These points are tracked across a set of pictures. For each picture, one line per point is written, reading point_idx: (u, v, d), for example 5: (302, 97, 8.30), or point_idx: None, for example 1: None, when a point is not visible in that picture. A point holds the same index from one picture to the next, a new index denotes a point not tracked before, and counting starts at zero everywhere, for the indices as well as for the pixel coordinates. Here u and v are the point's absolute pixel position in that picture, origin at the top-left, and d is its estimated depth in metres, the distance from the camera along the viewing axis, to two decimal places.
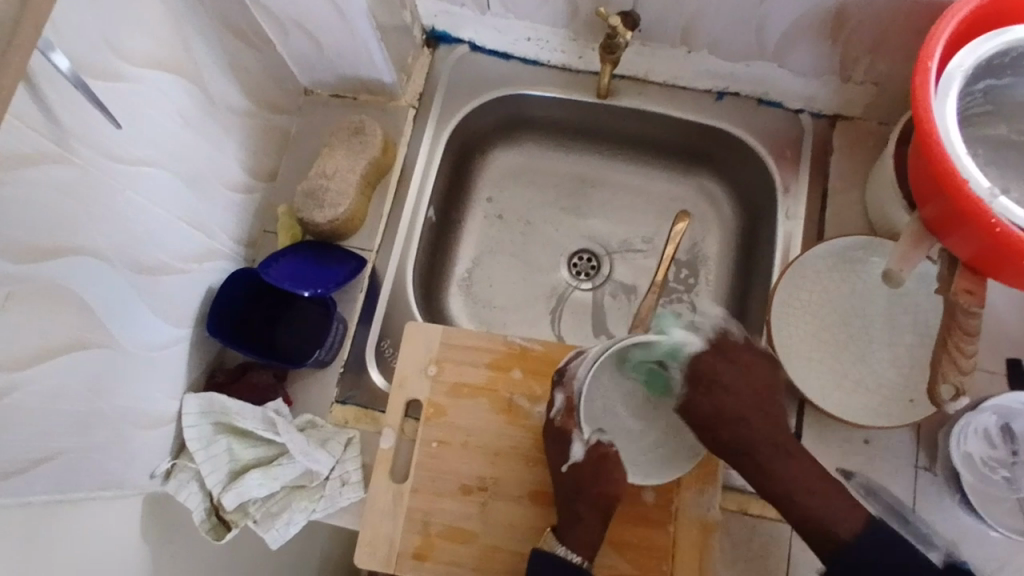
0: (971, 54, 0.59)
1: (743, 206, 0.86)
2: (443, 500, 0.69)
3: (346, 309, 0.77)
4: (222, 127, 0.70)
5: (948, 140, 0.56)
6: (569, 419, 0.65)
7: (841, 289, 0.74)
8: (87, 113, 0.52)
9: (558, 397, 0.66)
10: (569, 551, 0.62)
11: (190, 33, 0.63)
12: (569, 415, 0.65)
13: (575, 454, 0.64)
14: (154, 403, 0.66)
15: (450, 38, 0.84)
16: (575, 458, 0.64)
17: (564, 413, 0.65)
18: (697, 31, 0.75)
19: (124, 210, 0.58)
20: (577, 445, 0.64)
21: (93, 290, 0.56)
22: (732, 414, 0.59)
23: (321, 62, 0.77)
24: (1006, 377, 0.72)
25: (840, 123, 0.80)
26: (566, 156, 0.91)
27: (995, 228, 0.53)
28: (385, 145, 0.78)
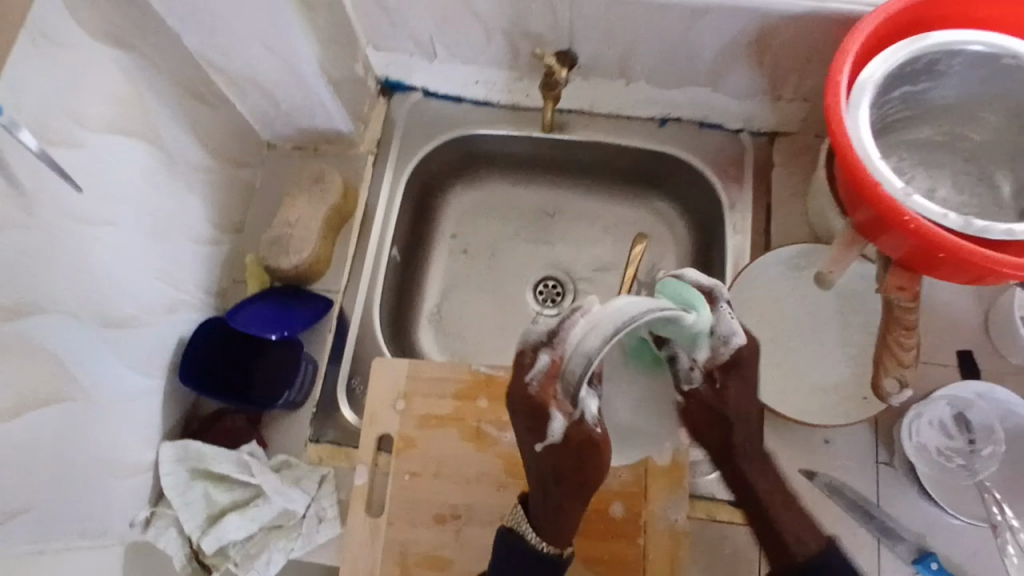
0: (879, 66, 0.62)
1: (696, 224, 0.88)
2: (417, 531, 0.71)
3: (315, 350, 0.79)
4: (185, 184, 0.73)
5: (861, 147, 0.59)
6: (548, 389, 0.51)
7: (791, 297, 0.76)
8: (49, 179, 0.56)
9: (541, 358, 0.51)
10: (538, 539, 0.59)
11: (148, 99, 0.67)
12: (550, 381, 0.51)
13: (556, 428, 0.51)
14: (128, 452, 0.68)
15: (403, 86, 0.89)
16: (554, 432, 0.52)
17: (545, 378, 0.51)
18: (632, 63, 0.79)
19: (90, 268, 0.61)
20: (558, 420, 0.51)
21: (65, 345, 0.59)
22: (738, 418, 0.61)
23: (279, 117, 0.81)
24: (959, 369, 0.73)
25: (779, 140, 0.84)
26: (525, 188, 0.94)
27: (911, 225, 0.56)
28: (345, 190, 0.82)
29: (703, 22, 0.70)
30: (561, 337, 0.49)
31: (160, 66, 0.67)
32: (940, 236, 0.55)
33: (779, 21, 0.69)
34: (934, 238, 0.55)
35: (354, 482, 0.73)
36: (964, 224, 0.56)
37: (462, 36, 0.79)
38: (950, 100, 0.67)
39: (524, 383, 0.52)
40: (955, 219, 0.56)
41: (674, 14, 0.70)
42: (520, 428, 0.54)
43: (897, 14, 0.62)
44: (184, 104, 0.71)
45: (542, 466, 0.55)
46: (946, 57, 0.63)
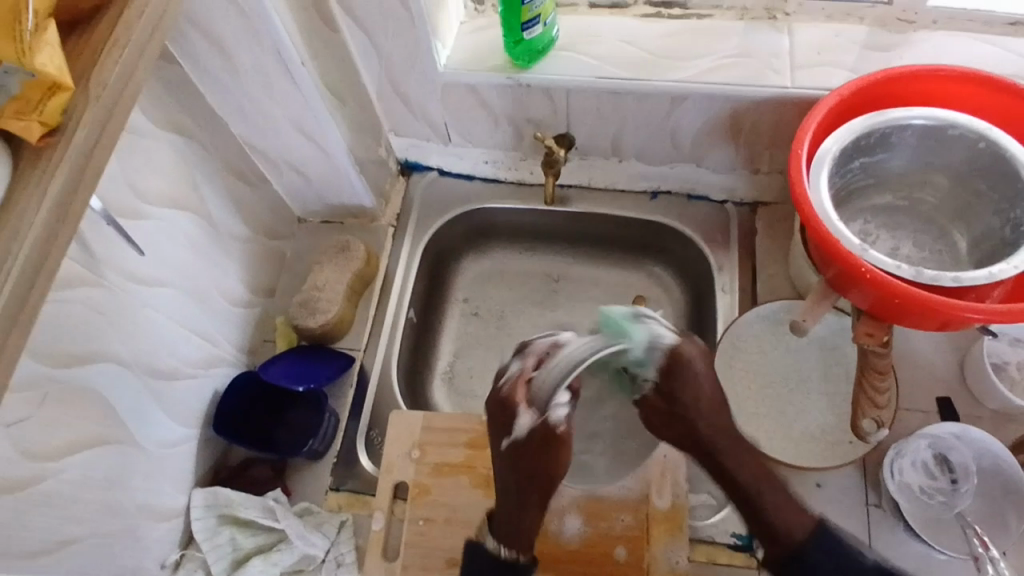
0: (836, 140, 0.71)
1: (689, 285, 0.96)
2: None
3: (338, 404, 0.86)
4: (227, 252, 0.83)
5: (822, 210, 0.67)
6: (518, 390, 0.60)
7: (777, 350, 0.82)
8: (115, 245, 0.65)
9: (512, 368, 0.62)
10: (496, 544, 0.71)
11: (200, 179, 0.77)
12: (519, 386, 0.61)
13: (522, 424, 0.60)
14: (165, 496, 0.74)
15: (421, 166, 0.99)
16: (519, 428, 0.60)
17: (514, 381, 0.61)
18: (623, 143, 0.89)
19: (144, 324, 0.69)
20: (524, 420, 0.60)
21: (117, 392, 0.66)
22: (697, 407, 0.61)
23: (311, 195, 0.91)
24: (939, 415, 0.79)
25: (760, 210, 0.93)
26: (531, 256, 1.02)
27: (866, 275, 0.63)
28: (367, 258, 0.91)
29: (682, 107, 0.81)
30: (531, 350, 0.63)
31: (211, 151, 0.78)
32: (893, 284, 0.62)
33: (748, 105, 0.79)
34: (887, 286, 0.62)
35: (372, 528, 0.78)
36: (915, 273, 0.64)
37: (473, 122, 0.90)
38: (904, 168, 0.76)
39: (497, 390, 0.62)
40: (907, 270, 0.64)
41: (657, 101, 0.80)
42: (492, 428, 0.63)
43: (849, 96, 0.72)
44: (229, 183, 0.82)
45: (512, 463, 0.62)
46: (896, 130, 0.72)
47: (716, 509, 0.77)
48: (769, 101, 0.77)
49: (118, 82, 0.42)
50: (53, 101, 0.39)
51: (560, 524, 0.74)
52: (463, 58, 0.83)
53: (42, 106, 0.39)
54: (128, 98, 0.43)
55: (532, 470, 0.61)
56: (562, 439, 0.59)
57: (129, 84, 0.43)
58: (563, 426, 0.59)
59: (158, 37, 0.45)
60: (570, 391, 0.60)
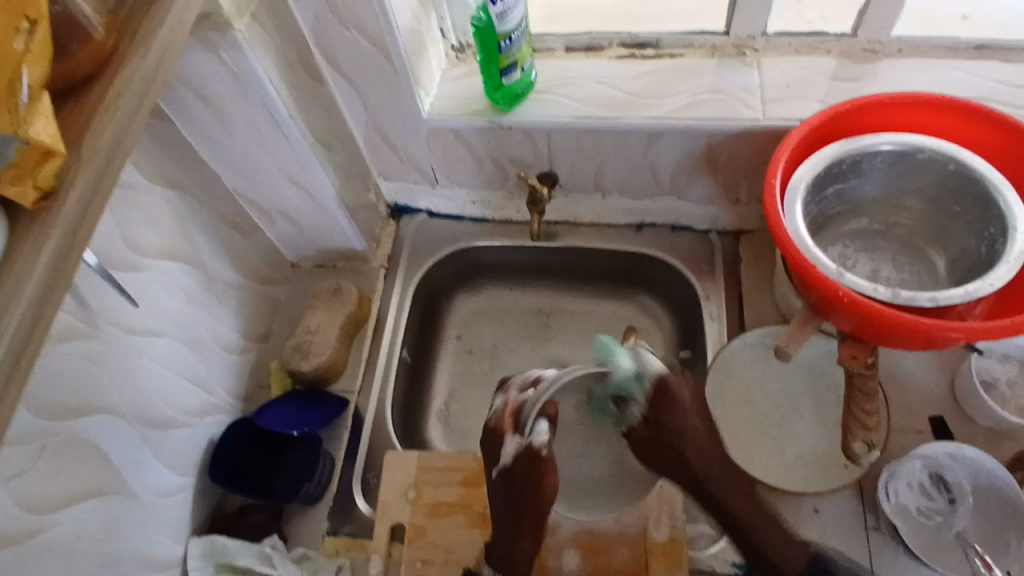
0: (808, 167, 0.73)
1: (678, 315, 0.97)
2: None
3: (333, 447, 0.86)
4: (221, 300, 0.84)
5: (798, 237, 0.69)
6: (506, 421, 0.64)
7: (767, 376, 0.83)
8: (111, 297, 0.67)
9: (498, 402, 0.67)
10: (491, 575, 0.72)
11: (194, 229, 0.79)
12: (505, 418, 0.64)
13: (507, 454, 0.63)
14: (162, 546, 0.74)
15: (410, 209, 1.01)
16: (506, 460, 0.62)
17: (501, 415, 0.65)
18: (605, 180, 0.91)
19: (139, 374, 0.71)
20: (510, 447, 0.63)
21: (112, 443, 0.67)
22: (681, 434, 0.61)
23: (303, 241, 0.93)
24: (931, 435, 0.79)
25: (743, 238, 0.94)
26: (521, 293, 1.04)
27: (843, 298, 0.64)
28: (360, 300, 0.92)
29: (661, 142, 0.83)
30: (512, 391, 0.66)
31: (204, 203, 0.80)
32: (870, 305, 0.63)
33: (723, 138, 0.81)
34: (865, 307, 0.63)
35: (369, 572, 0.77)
36: (892, 294, 0.65)
37: (459, 165, 0.92)
38: (878, 192, 0.78)
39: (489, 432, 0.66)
40: (884, 291, 0.65)
41: (635, 138, 0.83)
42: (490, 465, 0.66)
43: (819, 126, 0.74)
44: (223, 232, 0.84)
45: (504, 493, 0.64)
46: (866, 157, 0.74)
47: (714, 539, 0.77)
48: (743, 133, 0.80)
49: (110, 144, 0.44)
50: (48, 166, 0.41)
51: (558, 560, 0.74)
52: (447, 104, 0.85)
53: (37, 172, 0.40)
54: (118, 161, 0.45)
55: (529, 499, 0.62)
56: (543, 461, 0.60)
57: (122, 146, 0.45)
58: (546, 448, 0.60)
59: (150, 102, 0.47)
60: (548, 419, 0.62)
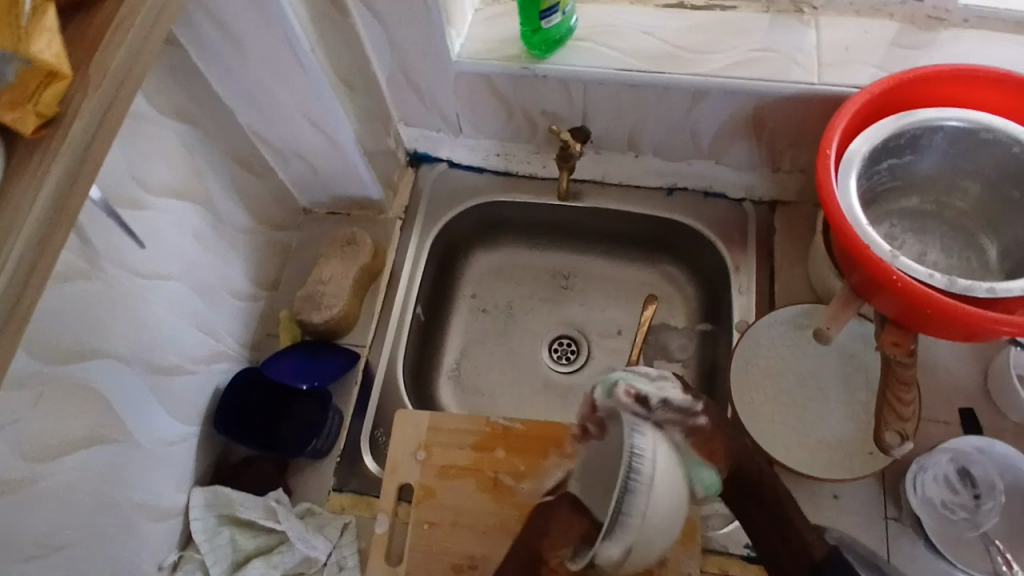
0: (866, 139, 0.68)
1: (704, 286, 0.93)
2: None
3: (342, 401, 0.84)
4: (230, 243, 0.80)
5: (850, 214, 0.64)
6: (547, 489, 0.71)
7: (796, 355, 0.80)
8: (115, 235, 0.62)
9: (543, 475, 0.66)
10: None
11: (204, 166, 0.74)
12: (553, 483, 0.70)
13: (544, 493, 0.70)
14: (164, 494, 0.72)
15: (429, 157, 0.96)
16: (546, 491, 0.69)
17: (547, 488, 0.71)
18: (640, 138, 0.86)
19: (145, 318, 0.67)
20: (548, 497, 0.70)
21: (116, 389, 0.64)
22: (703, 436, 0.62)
23: (316, 184, 0.88)
24: (960, 427, 0.76)
25: (779, 209, 0.90)
26: (541, 252, 1.00)
27: (896, 283, 0.60)
28: (374, 252, 0.88)
29: (706, 101, 0.77)
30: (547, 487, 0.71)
31: (216, 139, 0.75)
32: (924, 292, 0.59)
33: (772, 101, 0.76)
34: (918, 295, 0.59)
35: (375, 530, 0.76)
36: (949, 282, 0.61)
37: (486, 113, 0.87)
38: (934, 171, 0.74)
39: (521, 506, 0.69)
40: (940, 279, 0.61)
41: (678, 96, 0.77)
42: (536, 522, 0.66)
43: (880, 94, 0.69)
44: (234, 171, 0.79)
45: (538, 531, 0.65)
46: (927, 132, 0.70)
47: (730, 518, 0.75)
48: (795, 97, 0.74)
49: (119, 70, 0.40)
50: (51, 89, 0.37)
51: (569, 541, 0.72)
52: (478, 46, 0.79)
53: (38, 95, 0.36)
54: (126, 89, 0.41)
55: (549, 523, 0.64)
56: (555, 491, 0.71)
57: (131, 73, 0.41)
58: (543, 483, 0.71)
59: (161, 28, 0.43)
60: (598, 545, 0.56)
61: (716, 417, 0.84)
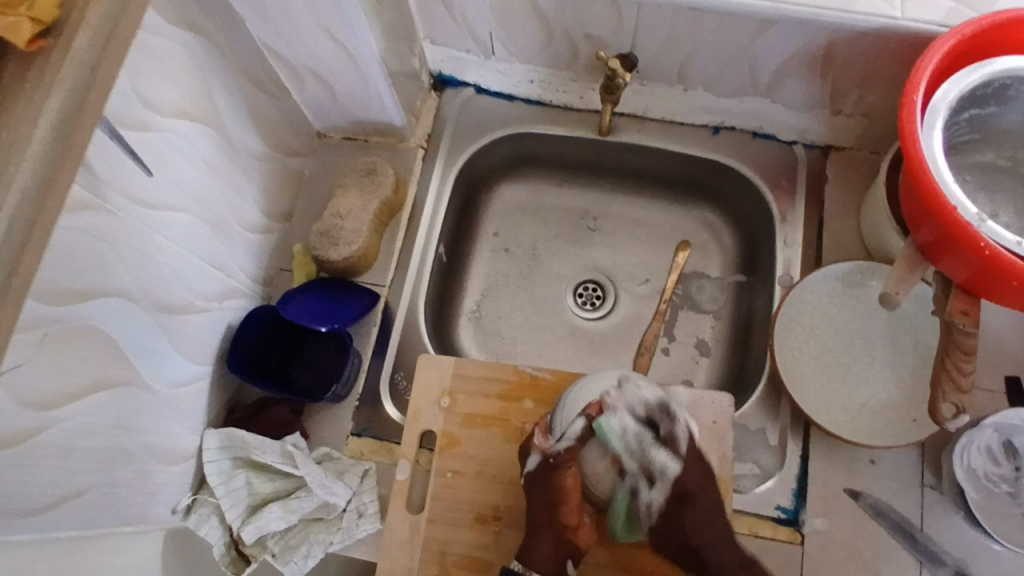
0: (955, 85, 0.62)
1: (743, 235, 0.88)
2: (458, 531, 0.70)
3: (360, 343, 0.80)
4: (242, 170, 0.73)
5: (935, 170, 0.58)
6: (544, 438, 0.62)
7: (841, 315, 0.76)
8: (118, 162, 0.55)
9: (531, 457, 0.62)
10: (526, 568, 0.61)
11: (212, 84, 0.66)
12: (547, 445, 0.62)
13: (530, 463, 0.62)
14: (177, 438, 0.68)
15: (455, 81, 0.88)
16: (529, 466, 0.62)
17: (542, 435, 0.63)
18: (692, 69, 0.78)
19: (152, 252, 0.61)
20: (535, 456, 0.62)
21: (124, 330, 0.59)
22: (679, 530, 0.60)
23: (333, 107, 0.81)
24: (1006, 395, 0.74)
25: (832, 154, 0.84)
26: (570, 190, 0.94)
27: (984, 251, 0.55)
28: (396, 185, 0.82)
29: (773, 33, 0.70)
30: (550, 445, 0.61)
31: (226, 53, 0.67)
32: (1014, 263, 0.54)
33: (849, 37, 0.68)
34: (1007, 266, 0.54)
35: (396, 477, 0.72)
36: None
37: (523, 34, 0.78)
38: (1016, 124, 0.68)
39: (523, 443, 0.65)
40: None
41: (743, 25, 0.69)
42: (539, 502, 0.61)
43: (972, 36, 0.62)
44: (246, 91, 0.71)
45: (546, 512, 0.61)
46: (1017, 82, 0.63)
47: (763, 479, 0.73)
48: (875, 34, 0.67)
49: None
50: None
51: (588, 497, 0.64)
52: None
53: None
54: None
55: (551, 508, 0.61)
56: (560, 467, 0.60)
57: None
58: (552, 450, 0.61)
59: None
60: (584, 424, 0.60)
61: (749, 374, 0.81)
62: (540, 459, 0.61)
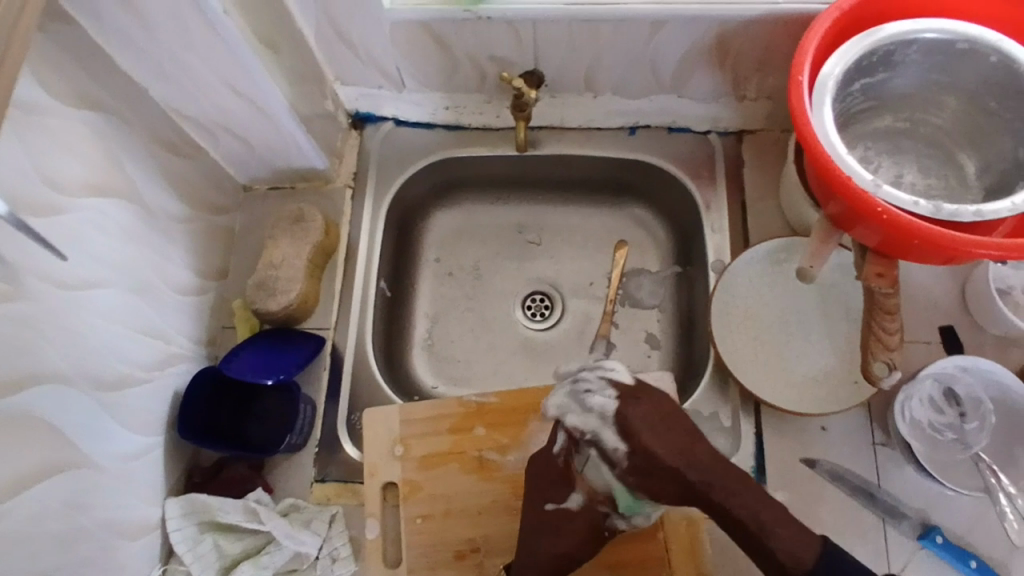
0: (838, 61, 0.64)
1: (674, 226, 0.90)
2: (439, 573, 0.70)
3: (312, 388, 0.80)
4: (168, 236, 0.74)
5: (829, 143, 0.61)
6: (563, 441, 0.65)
7: (773, 292, 0.78)
8: (30, 252, 0.55)
9: (559, 436, 0.65)
10: None
11: (123, 154, 0.66)
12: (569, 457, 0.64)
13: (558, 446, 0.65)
14: (135, 512, 0.68)
15: (374, 117, 0.89)
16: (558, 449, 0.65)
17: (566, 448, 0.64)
18: (598, 76, 0.80)
19: (81, 332, 0.61)
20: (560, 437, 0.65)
21: (63, 414, 0.59)
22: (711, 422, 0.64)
23: (254, 160, 0.81)
24: (942, 345, 0.76)
25: (746, 138, 0.86)
26: (503, 207, 0.95)
27: (882, 215, 0.57)
28: (326, 227, 0.82)
29: (665, 32, 0.72)
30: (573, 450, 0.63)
31: (133, 124, 0.67)
32: (912, 223, 0.56)
33: (736, 27, 0.71)
34: (905, 226, 0.56)
35: (367, 535, 0.73)
36: (934, 209, 0.58)
37: (430, 63, 0.80)
38: (906, 88, 0.70)
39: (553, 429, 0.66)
40: (925, 206, 0.58)
41: (635, 28, 0.72)
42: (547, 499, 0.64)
43: (848, 12, 0.65)
44: (160, 157, 0.72)
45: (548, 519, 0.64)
46: (900, 47, 0.66)
47: None
48: (759, 21, 0.69)
49: None
50: None
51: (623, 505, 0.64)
52: None
53: None
54: None
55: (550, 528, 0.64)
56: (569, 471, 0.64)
57: None
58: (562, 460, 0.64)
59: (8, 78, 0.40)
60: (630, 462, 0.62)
61: (698, 361, 0.83)
62: (566, 444, 0.64)
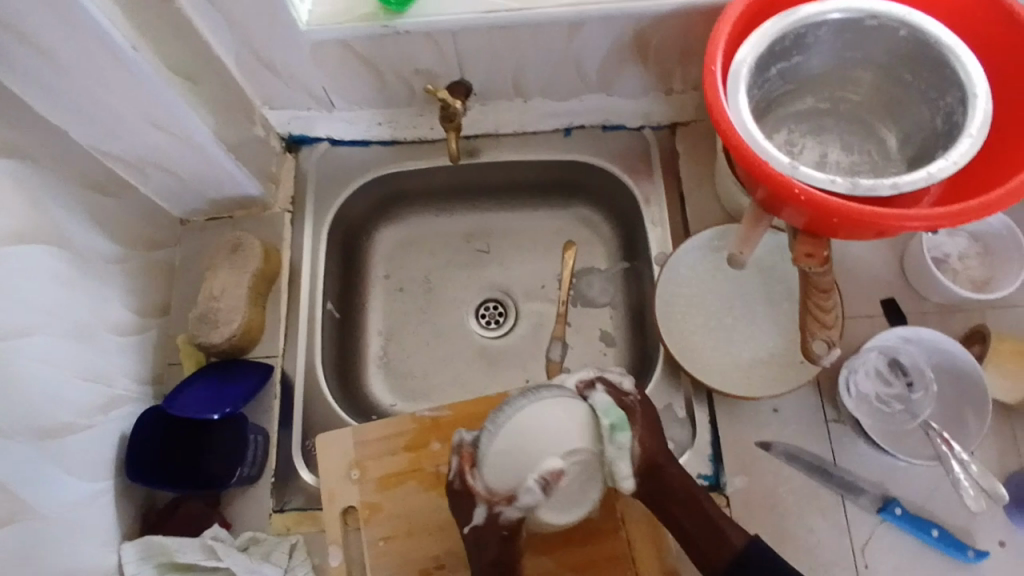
0: (750, 48, 0.65)
1: (618, 222, 0.91)
2: None
3: (265, 417, 0.79)
4: (102, 278, 0.72)
5: (745, 130, 0.61)
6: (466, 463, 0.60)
7: (716, 279, 0.79)
8: None
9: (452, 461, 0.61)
10: None
11: (47, 199, 0.65)
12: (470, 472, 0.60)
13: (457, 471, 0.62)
14: (91, 560, 0.67)
15: (308, 139, 0.89)
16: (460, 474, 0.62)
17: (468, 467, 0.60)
18: (526, 81, 0.81)
19: (15, 383, 0.60)
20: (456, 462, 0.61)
21: (4, 468, 0.57)
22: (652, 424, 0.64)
23: (186, 192, 0.80)
24: (884, 317, 0.77)
25: (679, 130, 0.87)
26: (448, 218, 0.95)
27: (799, 197, 0.58)
28: (266, 253, 0.82)
29: (584, 33, 0.72)
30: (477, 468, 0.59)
31: (56, 168, 0.66)
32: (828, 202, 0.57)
33: (652, 22, 0.71)
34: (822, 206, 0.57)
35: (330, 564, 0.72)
36: (851, 186, 0.59)
37: (356, 81, 0.80)
38: (822, 69, 0.72)
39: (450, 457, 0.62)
40: (842, 183, 0.59)
41: (555, 31, 0.72)
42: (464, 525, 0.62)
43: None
44: (87, 198, 0.71)
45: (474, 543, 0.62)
46: (811, 29, 0.67)
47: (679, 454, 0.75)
48: (674, 15, 0.70)
49: None
50: None
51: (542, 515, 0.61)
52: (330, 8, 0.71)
53: None
54: None
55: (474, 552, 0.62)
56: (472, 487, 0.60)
57: None
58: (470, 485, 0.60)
59: None
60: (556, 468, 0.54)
61: (650, 354, 0.83)
62: (459, 466, 0.61)
